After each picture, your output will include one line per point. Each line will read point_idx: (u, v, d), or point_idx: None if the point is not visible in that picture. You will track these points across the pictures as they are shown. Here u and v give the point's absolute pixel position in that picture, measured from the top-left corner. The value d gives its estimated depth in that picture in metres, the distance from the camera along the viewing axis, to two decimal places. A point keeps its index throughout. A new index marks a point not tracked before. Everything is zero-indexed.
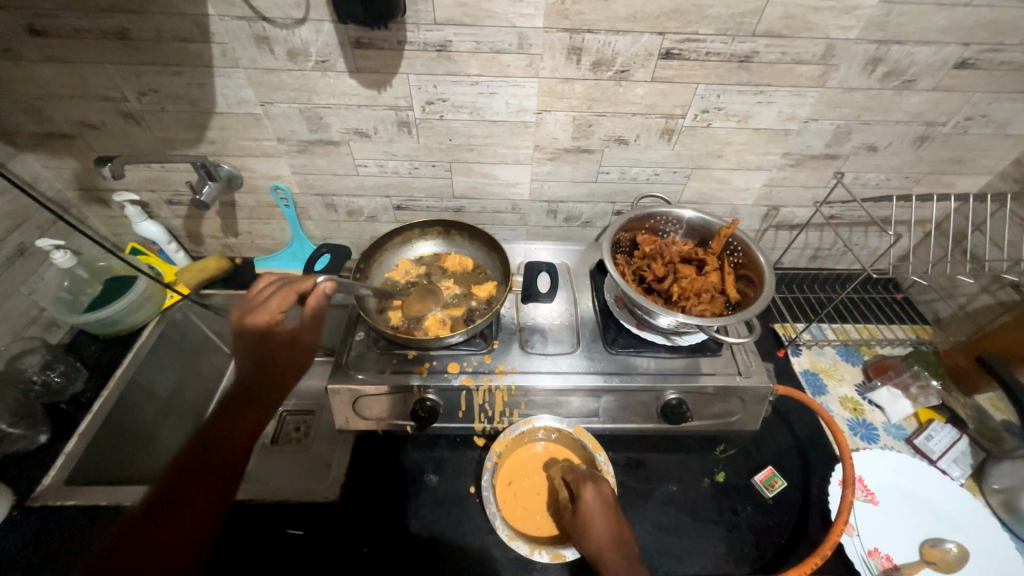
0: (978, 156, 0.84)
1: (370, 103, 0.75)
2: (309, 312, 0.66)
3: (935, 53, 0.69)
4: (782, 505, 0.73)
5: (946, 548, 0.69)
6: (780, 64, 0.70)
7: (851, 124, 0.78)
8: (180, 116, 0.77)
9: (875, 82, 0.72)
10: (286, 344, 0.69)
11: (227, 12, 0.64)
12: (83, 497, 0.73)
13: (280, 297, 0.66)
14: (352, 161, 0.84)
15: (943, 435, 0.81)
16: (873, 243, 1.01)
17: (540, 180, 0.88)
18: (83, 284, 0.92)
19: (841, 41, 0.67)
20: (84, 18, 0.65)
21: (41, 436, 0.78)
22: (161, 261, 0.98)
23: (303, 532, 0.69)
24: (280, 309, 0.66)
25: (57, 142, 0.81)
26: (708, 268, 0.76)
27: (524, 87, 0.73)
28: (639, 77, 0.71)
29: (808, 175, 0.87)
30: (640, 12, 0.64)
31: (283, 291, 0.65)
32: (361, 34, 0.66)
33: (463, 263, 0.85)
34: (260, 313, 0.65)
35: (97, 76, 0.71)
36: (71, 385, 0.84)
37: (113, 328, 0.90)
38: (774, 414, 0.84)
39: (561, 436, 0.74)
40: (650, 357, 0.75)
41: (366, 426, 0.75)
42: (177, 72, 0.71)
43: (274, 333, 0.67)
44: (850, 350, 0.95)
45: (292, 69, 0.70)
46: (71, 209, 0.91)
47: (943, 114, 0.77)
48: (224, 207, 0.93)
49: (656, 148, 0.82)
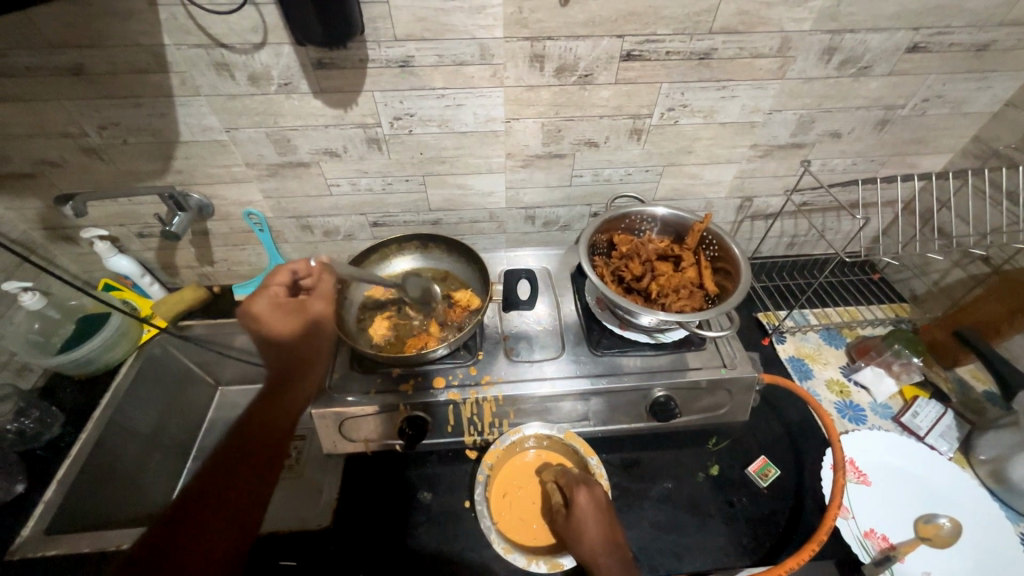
0: (939, 136, 0.86)
1: (337, 122, 0.74)
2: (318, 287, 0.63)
3: (887, 39, 0.70)
4: (777, 494, 0.74)
5: (939, 523, 0.70)
6: (739, 59, 0.71)
7: (814, 113, 0.80)
8: (144, 147, 0.76)
9: (832, 71, 0.74)
10: (295, 323, 0.61)
11: (184, 41, 0.63)
12: (65, 545, 0.70)
13: (282, 276, 0.63)
14: (324, 181, 0.83)
15: (929, 411, 0.82)
16: (846, 226, 1.03)
17: (515, 187, 0.88)
18: (55, 324, 0.89)
19: (795, 33, 0.68)
20: (35, 55, 0.63)
21: (16, 486, 0.75)
22: (135, 295, 0.96)
23: (297, 563, 0.67)
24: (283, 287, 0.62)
25: (17, 182, 0.78)
26: (685, 263, 0.77)
27: (489, 97, 0.73)
28: (603, 80, 0.72)
29: (778, 165, 0.88)
30: (597, 17, 0.65)
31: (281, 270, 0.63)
32: (322, 55, 0.66)
33: (459, 296, 0.80)
34: (264, 298, 0.61)
35: (55, 113, 0.70)
36: (47, 431, 0.82)
37: (88, 368, 0.88)
38: (762, 403, 0.85)
39: (552, 442, 0.73)
40: (635, 356, 0.75)
41: (355, 448, 0.74)
42: (138, 104, 0.70)
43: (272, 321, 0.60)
44: (832, 333, 0.96)
45: (255, 93, 0.70)
46: (37, 248, 0.88)
47: (901, 97, 0.79)
48: (197, 237, 0.92)
49: (627, 148, 0.83)
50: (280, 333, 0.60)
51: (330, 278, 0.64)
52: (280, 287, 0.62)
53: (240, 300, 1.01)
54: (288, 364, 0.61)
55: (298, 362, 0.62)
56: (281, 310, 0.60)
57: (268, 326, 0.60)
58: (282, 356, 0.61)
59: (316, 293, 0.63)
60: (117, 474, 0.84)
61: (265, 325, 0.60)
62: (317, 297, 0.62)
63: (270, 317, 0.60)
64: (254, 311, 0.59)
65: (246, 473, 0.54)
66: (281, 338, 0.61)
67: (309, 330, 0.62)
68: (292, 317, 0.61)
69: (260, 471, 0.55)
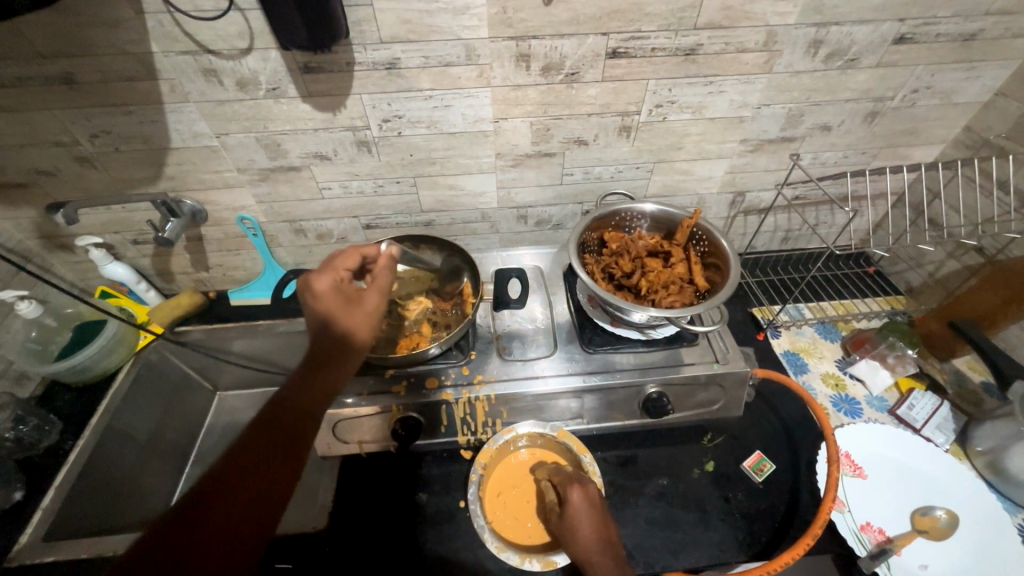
0: (930, 127, 0.86)
1: (326, 126, 0.75)
2: (377, 274, 0.61)
3: (873, 30, 0.70)
4: (772, 488, 0.74)
5: (936, 515, 0.69)
6: (725, 54, 0.71)
7: (802, 107, 0.80)
8: (136, 154, 0.76)
9: (819, 64, 0.74)
10: (348, 306, 0.57)
11: (171, 48, 0.64)
12: (62, 553, 0.70)
13: (348, 259, 0.61)
14: (315, 184, 0.84)
15: (925, 403, 0.82)
16: (839, 220, 1.03)
17: (506, 187, 0.88)
18: (52, 332, 0.89)
19: (780, 27, 0.68)
20: (25, 65, 0.64)
21: (15, 493, 0.76)
22: (131, 302, 0.97)
23: (292, 565, 0.67)
24: (348, 269, 0.61)
25: (12, 192, 0.79)
26: (674, 259, 0.77)
27: (477, 97, 0.73)
28: (590, 78, 0.73)
29: (769, 159, 0.88)
30: (582, 15, 0.65)
31: (349, 253, 0.62)
32: (309, 59, 0.66)
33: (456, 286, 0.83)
34: (326, 274, 0.59)
35: (46, 122, 0.70)
36: (46, 438, 0.83)
37: (85, 374, 0.88)
38: (758, 398, 0.84)
39: (546, 440, 0.73)
40: (628, 353, 0.75)
41: (350, 450, 0.74)
42: (128, 112, 0.70)
43: (330, 298, 0.57)
44: (828, 327, 0.96)
45: (244, 99, 0.70)
46: (34, 257, 0.89)
47: (889, 89, 0.79)
48: (192, 242, 0.92)
49: (617, 146, 0.83)
50: (331, 313, 0.56)
51: (388, 273, 0.61)
52: (347, 268, 0.61)
53: (236, 305, 1.01)
54: (323, 350, 0.55)
55: (344, 348, 0.56)
56: (341, 292, 0.58)
57: (321, 300, 0.57)
58: (329, 337, 0.55)
59: (374, 284, 0.60)
60: (114, 480, 0.85)
61: (321, 301, 0.57)
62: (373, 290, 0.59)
63: (326, 293, 0.57)
64: (317, 281, 0.57)
65: (265, 475, 0.46)
66: (329, 316, 0.56)
67: (357, 320, 0.57)
68: (348, 302, 0.57)
69: (283, 476, 0.47)
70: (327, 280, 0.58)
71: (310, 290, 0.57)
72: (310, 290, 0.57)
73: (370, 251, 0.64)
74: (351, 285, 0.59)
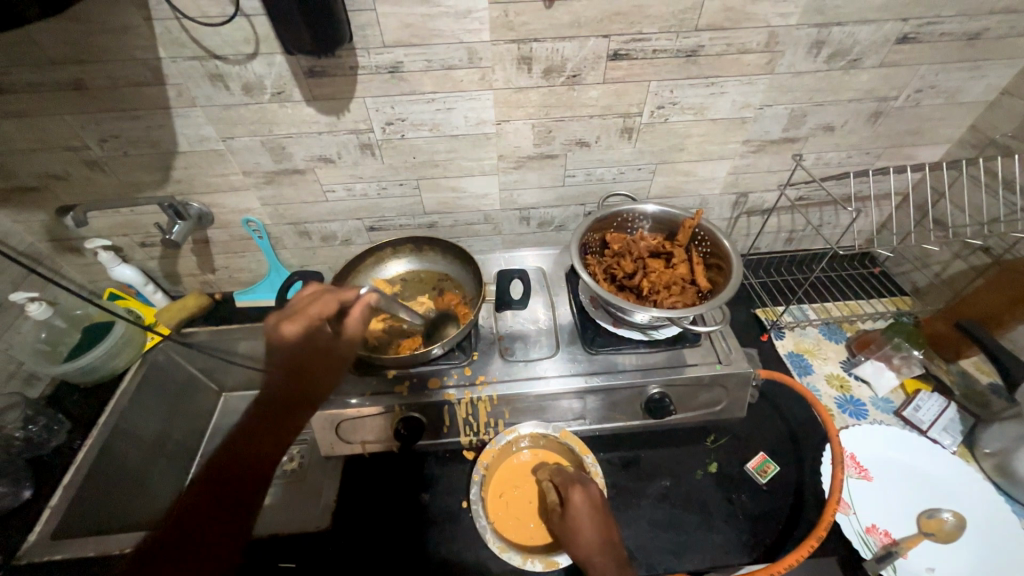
0: (935, 126, 0.86)
1: (330, 129, 0.76)
2: (349, 321, 0.64)
3: (876, 31, 0.70)
4: (776, 490, 0.73)
5: (943, 517, 0.68)
6: (726, 55, 0.71)
7: (805, 107, 0.80)
8: (143, 158, 0.77)
9: (821, 64, 0.74)
10: (314, 352, 0.62)
11: (179, 53, 0.65)
12: (69, 550, 0.71)
13: (321, 304, 0.63)
14: (320, 187, 0.85)
15: (931, 404, 0.81)
16: (843, 220, 1.02)
17: (509, 189, 0.89)
18: (61, 333, 0.90)
19: (782, 28, 0.68)
20: (37, 72, 0.65)
21: (24, 492, 0.77)
22: (138, 304, 0.99)
23: (296, 564, 0.68)
24: (317, 315, 0.63)
25: (23, 196, 0.81)
26: (676, 260, 0.77)
27: (479, 100, 0.74)
28: (591, 80, 0.73)
29: (771, 160, 0.88)
30: (583, 17, 0.66)
31: (324, 298, 0.64)
32: (313, 63, 0.67)
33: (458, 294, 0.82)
34: (295, 320, 0.62)
35: (56, 127, 0.72)
36: (54, 437, 0.84)
37: (93, 375, 0.90)
38: (761, 399, 0.84)
39: (548, 441, 0.74)
40: (630, 354, 0.75)
41: (353, 450, 0.74)
42: (137, 116, 0.71)
43: (296, 346, 0.61)
44: (832, 328, 0.95)
45: (249, 103, 0.71)
46: (45, 260, 0.91)
47: (893, 88, 0.78)
48: (198, 244, 0.94)
49: (619, 147, 0.83)
50: (297, 362, 0.61)
51: (359, 323, 0.65)
52: (315, 314, 0.63)
53: (242, 306, 1.02)
54: (286, 397, 0.61)
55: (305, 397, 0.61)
56: (308, 338, 0.62)
57: (291, 346, 0.61)
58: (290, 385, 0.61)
59: (346, 334, 0.64)
60: (122, 479, 0.86)
61: (286, 347, 0.61)
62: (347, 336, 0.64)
63: (296, 339, 0.61)
64: (285, 329, 0.61)
65: (242, 492, 0.54)
66: (304, 359, 0.62)
67: (324, 370, 0.62)
68: (315, 351, 0.62)
69: (253, 495, 0.54)
70: (293, 330, 0.61)
71: (279, 336, 0.61)
72: (279, 337, 0.61)
73: (347, 294, 0.65)
74: (321, 333, 0.63)
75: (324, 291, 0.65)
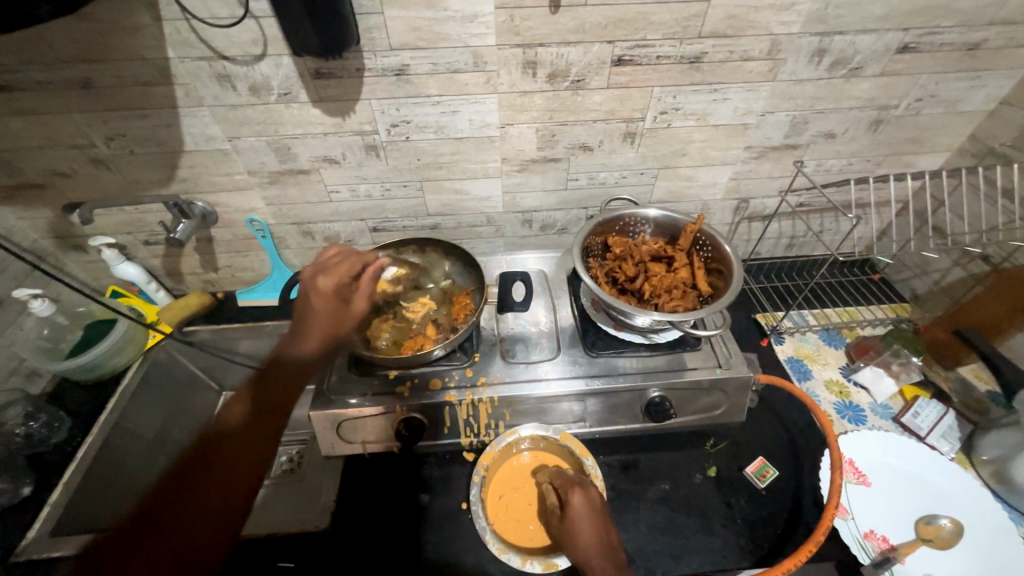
0: (934, 135, 0.86)
1: (336, 131, 0.76)
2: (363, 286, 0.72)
3: (877, 40, 0.71)
4: (775, 495, 0.73)
5: (941, 524, 0.69)
6: (729, 62, 0.72)
7: (806, 114, 0.80)
8: (149, 157, 0.78)
9: (823, 72, 0.74)
10: (331, 306, 0.69)
11: (187, 53, 0.66)
12: (70, 547, 0.72)
13: (348, 263, 0.74)
14: (324, 188, 0.85)
15: (930, 411, 0.82)
16: (844, 227, 1.03)
17: (512, 192, 0.89)
18: (64, 330, 0.91)
19: (784, 36, 0.69)
20: (47, 70, 0.66)
21: (24, 488, 0.77)
22: (141, 302, 0.98)
23: (296, 564, 0.68)
24: (347, 275, 0.73)
25: (29, 193, 0.81)
26: (678, 264, 0.78)
27: (483, 103, 0.75)
28: (595, 85, 0.74)
29: (772, 166, 0.89)
30: (588, 23, 0.66)
31: (352, 261, 0.74)
32: (319, 65, 0.68)
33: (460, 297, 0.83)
34: (328, 276, 0.71)
35: (64, 125, 0.72)
36: (55, 434, 0.84)
37: (95, 373, 0.89)
38: (761, 404, 0.84)
39: (548, 443, 0.74)
40: (630, 357, 0.76)
41: (354, 450, 0.75)
42: (144, 115, 0.72)
43: (319, 297, 0.70)
44: (832, 334, 0.96)
45: (256, 103, 0.72)
46: (48, 257, 0.91)
47: (893, 97, 0.79)
48: (202, 243, 0.94)
49: (621, 152, 0.84)
50: (314, 312, 0.69)
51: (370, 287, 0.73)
52: (344, 273, 0.73)
53: (244, 305, 1.02)
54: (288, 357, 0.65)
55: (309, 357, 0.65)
56: (332, 295, 0.70)
57: (316, 302, 0.69)
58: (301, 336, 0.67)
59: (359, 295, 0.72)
60: (122, 477, 0.86)
61: (314, 298, 0.69)
62: (361, 292, 0.72)
63: (323, 292, 0.70)
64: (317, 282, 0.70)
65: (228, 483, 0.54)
66: (319, 311, 0.69)
67: (333, 323, 0.69)
68: (332, 305, 0.69)
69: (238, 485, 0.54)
70: (323, 283, 0.71)
71: (310, 287, 0.70)
72: (309, 289, 0.70)
73: (369, 262, 0.76)
74: (344, 291, 0.72)
75: (350, 255, 0.76)
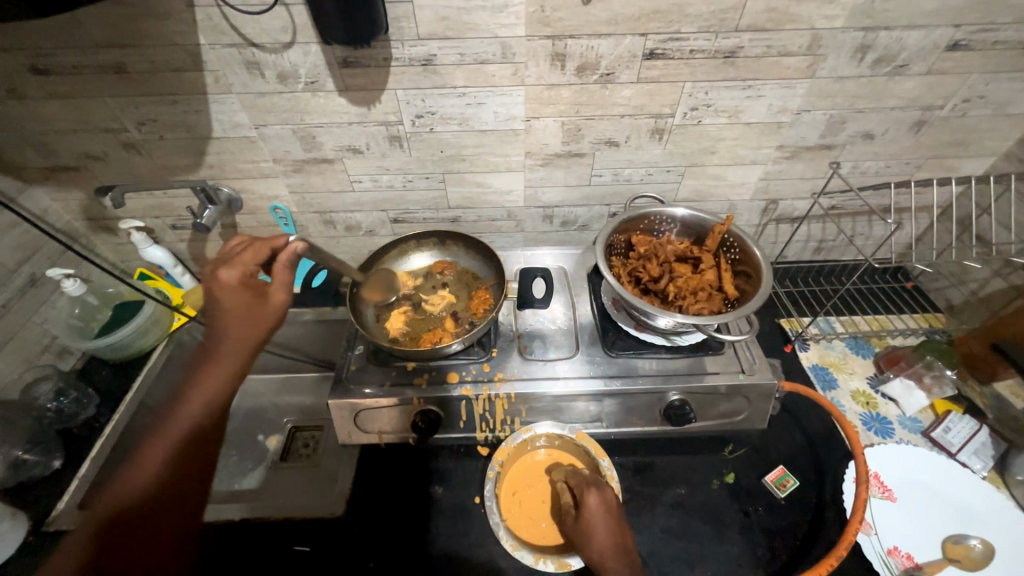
0: (981, 138, 0.82)
1: (361, 120, 0.76)
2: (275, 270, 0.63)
3: (925, 36, 0.67)
4: (795, 505, 0.72)
5: (970, 544, 0.67)
6: (766, 57, 0.69)
7: (845, 113, 0.77)
8: (178, 142, 0.79)
9: (865, 69, 0.71)
10: (239, 301, 0.61)
11: (217, 40, 0.66)
12: None
13: (253, 251, 0.65)
14: (347, 177, 0.85)
15: (962, 427, 0.79)
16: (877, 232, 0.99)
17: (534, 186, 0.88)
18: (94, 310, 0.93)
19: (827, 31, 0.66)
20: (83, 55, 0.67)
21: (54, 461, 0.80)
22: (167, 285, 1.00)
23: (310, 548, 0.70)
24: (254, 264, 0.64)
25: (63, 175, 0.83)
26: (704, 266, 0.76)
27: (510, 96, 0.73)
28: (624, 79, 0.72)
29: (805, 167, 0.86)
30: (620, 15, 0.64)
31: (255, 245, 0.65)
32: (347, 53, 0.67)
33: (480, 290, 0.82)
34: (232, 268, 0.64)
35: (98, 109, 0.74)
36: (83, 411, 0.87)
37: (122, 352, 0.92)
38: (783, 412, 0.82)
39: (564, 442, 0.73)
40: (651, 358, 0.74)
41: (370, 439, 0.75)
42: (175, 101, 0.73)
43: (224, 294, 0.62)
44: (860, 342, 0.93)
45: (283, 91, 0.72)
46: (81, 238, 0.94)
47: (939, 97, 0.75)
48: (226, 229, 0.95)
49: (648, 148, 0.82)
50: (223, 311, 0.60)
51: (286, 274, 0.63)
52: (250, 263, 0.64)
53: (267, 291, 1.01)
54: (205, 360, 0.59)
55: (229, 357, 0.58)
56: (241, 288, 0.62)
57: (223, 300, 0.61)
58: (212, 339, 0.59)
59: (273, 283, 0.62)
60: None
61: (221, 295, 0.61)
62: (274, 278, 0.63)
63: (227, 286, 0.62)
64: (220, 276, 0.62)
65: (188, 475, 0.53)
66: (226, 309, 0.61)
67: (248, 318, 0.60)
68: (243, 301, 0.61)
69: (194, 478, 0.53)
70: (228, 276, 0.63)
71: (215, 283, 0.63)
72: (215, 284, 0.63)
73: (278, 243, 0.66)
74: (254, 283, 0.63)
75: (254, 240, 0.67)
